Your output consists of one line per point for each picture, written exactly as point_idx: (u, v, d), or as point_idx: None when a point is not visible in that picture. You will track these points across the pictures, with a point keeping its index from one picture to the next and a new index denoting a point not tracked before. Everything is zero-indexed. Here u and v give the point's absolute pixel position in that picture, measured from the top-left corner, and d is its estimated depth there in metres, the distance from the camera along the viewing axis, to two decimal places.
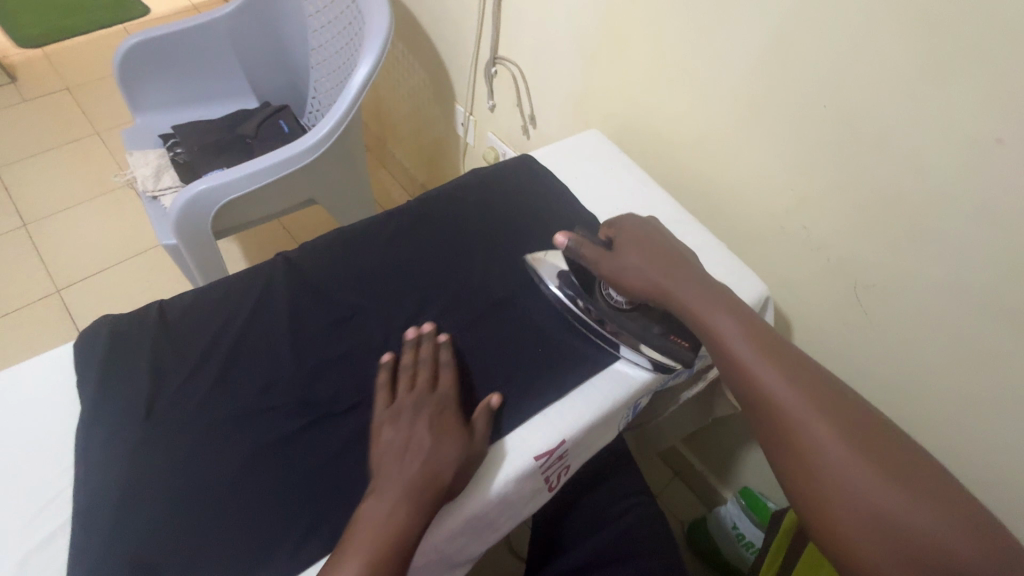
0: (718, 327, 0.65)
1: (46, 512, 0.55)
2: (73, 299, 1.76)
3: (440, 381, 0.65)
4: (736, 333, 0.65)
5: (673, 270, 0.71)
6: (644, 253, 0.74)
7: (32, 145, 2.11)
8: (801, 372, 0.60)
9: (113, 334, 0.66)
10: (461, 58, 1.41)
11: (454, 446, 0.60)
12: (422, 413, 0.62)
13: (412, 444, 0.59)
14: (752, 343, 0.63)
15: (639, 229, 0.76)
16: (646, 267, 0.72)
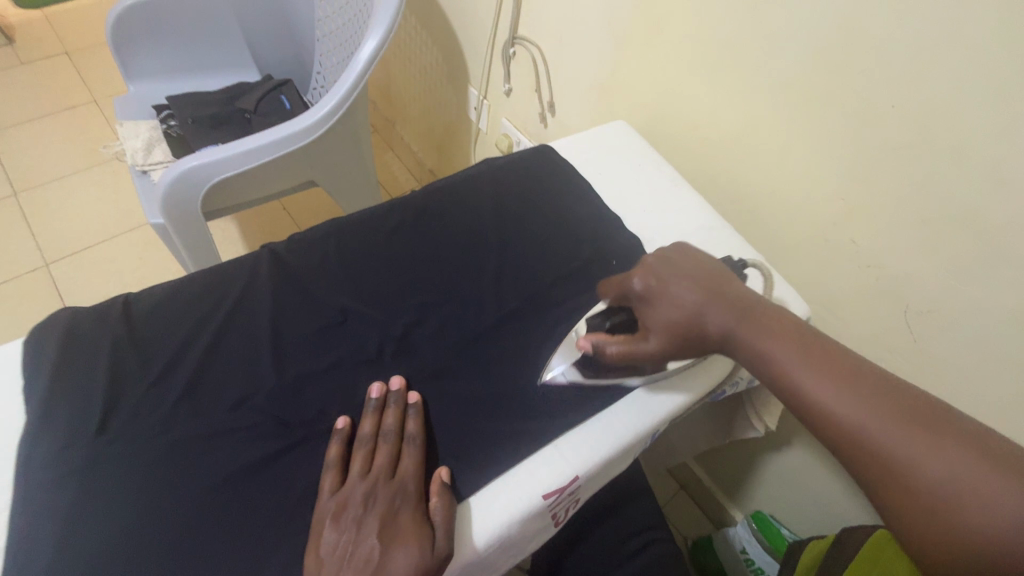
0: (761, 343, 0.52)
1: None
2: (62, 272, 1.69)
3: (400, 464, 0.54)
4: (773, 339, 0.52)
5: (697, 287, 0.57)
6: (671, 308, 0.57)
7: (27, 110, 2.02)
8: (854, 372, 0.48)
9: (71, 331, 0.58)
10: (476, 36, 1.31)
11: (407, 554, 0.47)
12: (373, 505, 0.50)
13: (357, 550, 0.48)
14: (791, 343, 0.52)
15: (684, 262, 0.59)
16: (714, 320, 0.55)
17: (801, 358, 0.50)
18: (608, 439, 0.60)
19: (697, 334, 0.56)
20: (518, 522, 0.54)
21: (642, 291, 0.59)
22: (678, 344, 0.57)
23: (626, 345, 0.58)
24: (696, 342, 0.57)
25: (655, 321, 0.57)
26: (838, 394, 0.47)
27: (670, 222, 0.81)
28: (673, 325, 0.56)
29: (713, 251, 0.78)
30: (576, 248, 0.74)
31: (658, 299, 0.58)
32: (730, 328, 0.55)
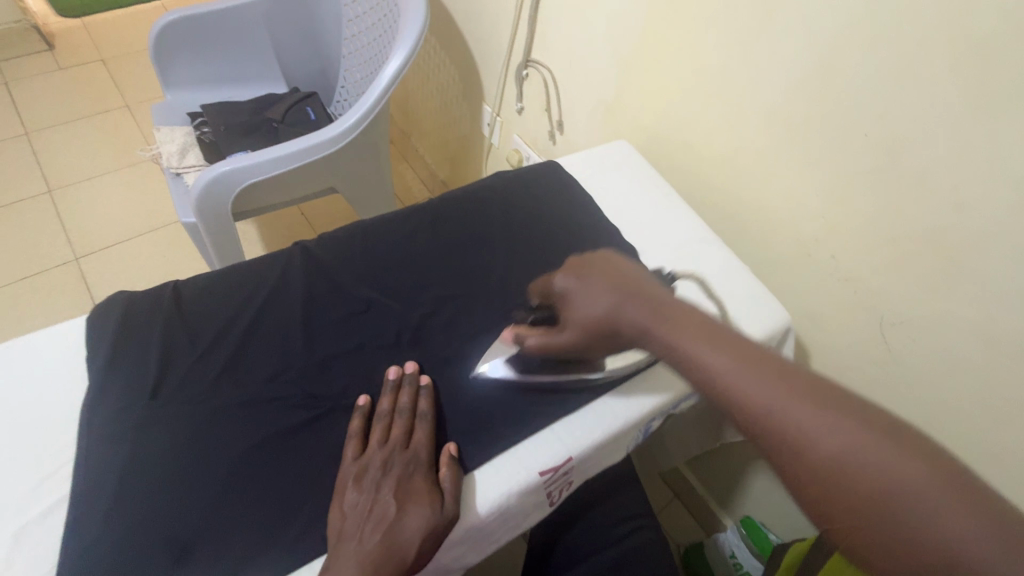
0: (677, 340, 0.58)
1: (42, 488, 0.55)
2: (91, 267, 1.78)
3: (414, 437, 0.60)
4: (688, 336, 0.58)
5: (611, 287, 0.63)
6: (584, 308, 0.64)
7: (64, 113, 2.14)
8: (763, 363, 0.53)
9: (127, 311, 0.66)
10: (492, 58, 1.40)
11: (419, 512, 0.54)
12: (391, 470, 0.57)
13: (375, 507, 0.54)
14: (698, 338, 0.57)
15: (599, 264, 0.66)
16: (625, 313, 0.61)
17: (716, 350, 0.56)
18: (601, 425, 0.66)
19: (612, 332, 0.62)
20: (518, 494, 0.61)
21: (562, 294, 0.66)
22: (589, 341, 0.64)
23: (544, 338, 0.65)
24: (607, 336, 0.63)
25: (571, 316, 0.65)
26: (754, 384, 0.52)
27: (666, 235, 0.88)
28: (586, 323, 0.63)
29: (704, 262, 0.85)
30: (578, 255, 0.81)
31: (574, 300, 0.65)
32: (642, 322, 0.60)
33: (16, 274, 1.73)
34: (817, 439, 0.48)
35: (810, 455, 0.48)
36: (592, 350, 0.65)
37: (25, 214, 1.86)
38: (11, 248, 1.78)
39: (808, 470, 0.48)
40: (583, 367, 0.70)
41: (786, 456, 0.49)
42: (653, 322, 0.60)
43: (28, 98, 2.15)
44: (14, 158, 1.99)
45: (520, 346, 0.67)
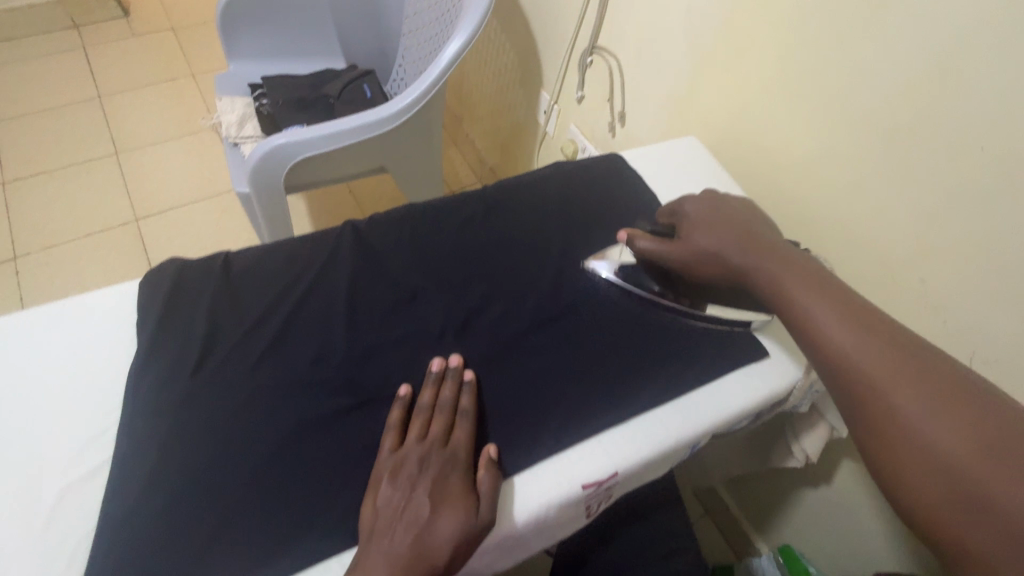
0: (777, 281, 0.59)
1: (88, 448, 0.55)
2: (149, 229, 1.84)
3: (452, 435, 0.58)
4: (790, 278, 0.59)
5: (733, 228, 0.65)
6: (705, 237, 0.66)
7: (133, 79, 2.21)
8: (855, 306, 0.54)
9: (179, 280, 0.65)
10: (554, 43, 1.35)
11: (452, 517, 0.51)
12: (428, 468, 0.54)
13: (409, 507, 0.52)
14: (800, 280, 0.58)
15: (725, 207, 0.69)
16: (744, 249, 0.64)
17: (813, 294, 0.56)
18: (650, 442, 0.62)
19: (720, 265, 0.65)
20: (556, 508, 0.57)
21: (686, 220, 0.69)
22: (698, 260, 0.66)
23: (655, 241, 0.68)
24: (716, 266, 0.65)
25: (684, 237, 0.67)
26: (840, 329, 0.52)
27: None
28: (702, 249, 0.66)
29: None
30: None
31: (695, 229, 0.67)
32: (750, 262, 0.62)
33: (82, 231, 1.81)
34: (898, 381, 0.47)
35: (885, 398, 0.48)
36: (694, 275, 0.67)
37: (92, 174, 1.94)
38: (79, 205, 1.86)
39: (880, 411, 0.47)
40: (636, 377, 0.65)
41: (861, 398, 0.49)
42: (764, 261, 0.62)
43: (103, 62, 2.25)
44: (87, 119, 2.08)
45: (632, 246, 0.70)
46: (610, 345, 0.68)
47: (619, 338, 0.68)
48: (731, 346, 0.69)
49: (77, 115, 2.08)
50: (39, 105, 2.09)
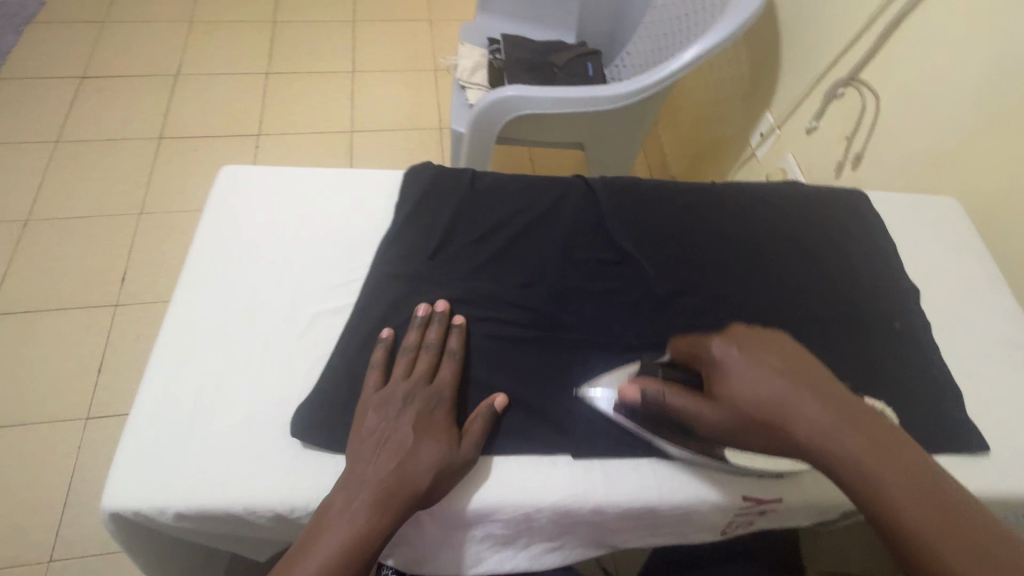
0: (849, 457, 0.46)
1: (338, 290, 0.66)
2: (358, 141, 2.10)
3: (436, 373, 0.60)
4: (871, 458, 0.46)
5: (784, 376, 0.50)
6: (748, 391, 0.50)
7: (383, 13, 2.51)
8: (947, 507, 0.44)
9: (434, 178, 0.74)
10: (800, 65, 1.27)
11: (436, 448, 0.54)
12: (410, 403, 0.56)
13: (391, 437, 0.54)
14: (874, 458, 0.46)
15: (766, 338, 0.53)
16: (809, 415, 0.48)
17: (893, 477, 0.45)
18: (790, 476, 0.59)
19: (777, 434, 0.48)
20: (713, 505, 0.58)
21: (714, 362, 0.53)
22: (740, 432, 0.50)
23: (682, 394, 0.53)
24: (768, 435, 0.49)
25: (719, 393, 0.51)
26: (936, 536, 0.43)
27: (968, 324, 0.73)
28: (744, 410, 0.49)
29: (1010, 372, 0.69)
30: (857, 300, 0.71)
31: (732, 375, 0.51)
32: (821, 430, 0.47)
33: (310, 127, 2.12)
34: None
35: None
36: (734, 442, 0.51)
37: (331, 83, 2.26)
38: (313, 106, 2.18)
39: None
40: None
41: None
42: (844, 434, 0.47)
43: None
44: (340, 38, 2.40)
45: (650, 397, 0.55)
46: None
47: None
48: (939, 426, 0.63)
49: (333, 32, 2.42)
50: (309, 17, 2.45)
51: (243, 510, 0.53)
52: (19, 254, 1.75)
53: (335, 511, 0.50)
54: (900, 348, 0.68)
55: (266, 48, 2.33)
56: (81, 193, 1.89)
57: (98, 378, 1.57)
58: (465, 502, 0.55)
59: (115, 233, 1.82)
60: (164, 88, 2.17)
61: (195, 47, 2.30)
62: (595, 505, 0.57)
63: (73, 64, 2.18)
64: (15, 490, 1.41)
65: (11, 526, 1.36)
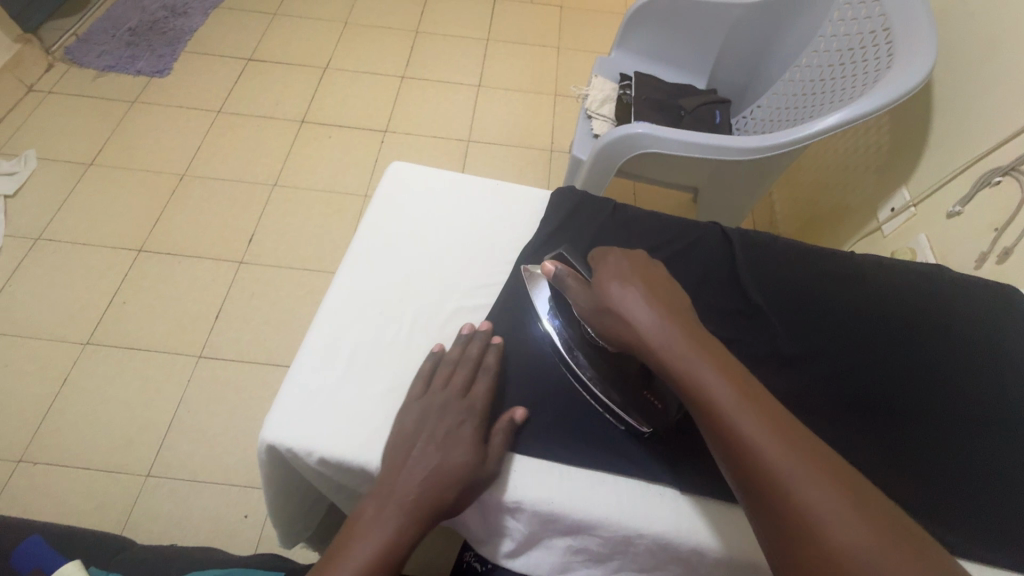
0: (667, 336, 0.54)
1: (479, 291, 0.73)
2: (473, 152, 2.22)
3: (472, 387, 0.63)
4: (691, 342, 0.53)
5: (640, 280, 0.59)
6: (608, 285, 0.60)
7: (516, 36, 2.64)
8: (751, 390, 0.50)
9: (578, 204, 0.80)
10: (951, 146, 1.21)
11: (461, 460, 0.56)
12: (440, 417, 0.59)
13: (421, 448, 0.57)
14: (695, 343, 0.53)
15: (641, 259, 0.62)
16: (646, 304, 0.56)
17: (711, 361, 0.52)
18: None
19: (620, 315, 0.57)
20: None
21: (595, 267, 0.63)
22: (598, 316, 0.60)
23: (572, 281, 0.64)
24: (617, 319, 0.58)
25: (591, 284, 0.61)
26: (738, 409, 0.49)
27: None
28: (602, 297, 0.59)
29: None
30: (996, 399, 0.68)
31: (603, 274, 0.61)
32: (649, 319, 0.56)
33: (432, 132, 2.27)
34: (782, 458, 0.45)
35: (770, 474, 0.45)
36: (599, 328, 0.60)
37: (457, 95, 2.40)
38: (438, 113, 2.33)
39: (784, 507, 0.44)
40: (949, 515, 0.61)
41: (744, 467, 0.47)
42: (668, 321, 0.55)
43: (501, 15, 2.72)
44: (472, 53, 2.56)
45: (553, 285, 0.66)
46: (934, 465, 0.64)
47: (949, 466, 0.64)
48: None
49: (467, 47, 2.58)
50: (448, 31, 2.64)
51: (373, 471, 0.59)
52: (172, 204, 2.00)
53: (366, 518, 0.52)
54: None
55: (405, 55, 2.53)
56: (229, 160, 2.14)
57: (214, 324, 1.76)
58: (572, 514, 0.59)
59: (251, 199, 2.04)
60: (313, 79, 2.41)
61: (345, 46, 2.53)
62: (694, 546, 0.58)
63: (243, 48, 2.48)
64: (133, 409, 1.59)
65: (124, 439, 1.55)
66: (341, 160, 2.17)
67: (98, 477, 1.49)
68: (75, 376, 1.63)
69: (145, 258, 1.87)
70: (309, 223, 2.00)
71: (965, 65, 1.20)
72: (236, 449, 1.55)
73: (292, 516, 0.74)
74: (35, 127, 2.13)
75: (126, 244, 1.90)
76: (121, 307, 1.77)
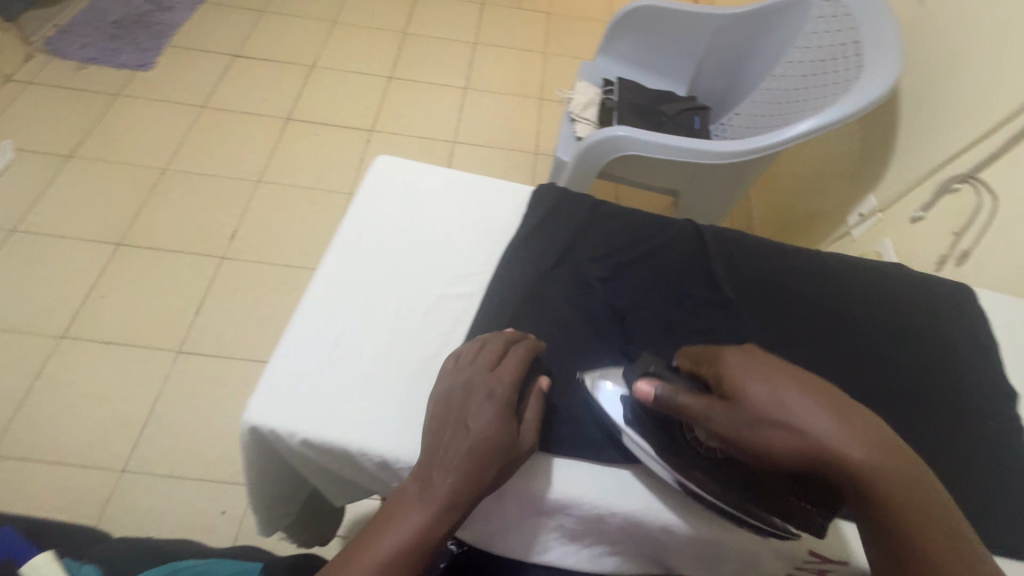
0: (856, 459, 0.49)
1: (461, 281, 0.75)
2: (459, 152, 2.25)
3: (502, 363, 0.62)
4: (878, 464, 0.49)
5: (798, 388, 0.52)
6: (765, 395, 0.52)
7: (503, 39, 2.68)
8: (937, 512, 0.49)
9: (561, 200, 0.83)
10: (915, 155, 1.27)
11: (498, 429, 0.57)
12: (469, 391, 0.60)
13: (461, 423, 0.57)
14: (881, 464, 0.49)
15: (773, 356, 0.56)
16: (820, 419, 0.51)
17: (902, 485, 0.49)
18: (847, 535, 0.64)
19: (795, 433, 0.50)
20: (773, 550, 0.63)
21: (725, 369, 0.56)
22: (751, 433, 0.52)
23: (689, 397, 0.55)
24: (787, 437, 0.50)
25: (735, 398, 0.53)
26: (936, 542, 0.47)
27: None
28: (761, 411, 0.52)
29: None
30: (950, 391, 0.73)
31: (750, 380, 0.53)
32: (832, 439, 0.50)
33: (419, 131, 2.29)
34: (966, 573, 0.46)
35: None
36: (747, 448, 0.52)
37: (445, 95, 2.43)
38: (425, 113, 2.35)
39: None
40: None
41: None
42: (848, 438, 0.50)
43: (489, 18, 2.76)
44: (459, 56, 2.58)
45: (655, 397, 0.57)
46: None
47: None
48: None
49: (455, 50, 2.61)
50: (436, 33, 2.66)
51: (358, 450, 0.61)
52: (154, 198, 1.99)
53: (408, 499, 0.53)
54: (990, 444, 0.69)
55: (394, 55, 2.55)
56: (213, 155, 2.13)
57: (195, 319, 1.74)
58: (547, 493, 0.62)
59: (235, 194, 2.03)
60: (300, 76, 2.41)
61: (333, 44, 2.54)
62: (665, 524, 0.62)
63: (229, 43, 2.47)
64: (110, 402, 1.57)
65: (100, 434, 1.52)
66: (327, 158, 2.17)
67: (73, 472, 1.46)
68: (50, 368, 1.61)
69: (125, 252, 1.85)
70: (294, 220, 1.99)
71: (929, 78, 1.26)
72: (215, 444, 1.54)
73: (271, 501, 0.74)
74: (14, 118, 2.09)
75: (106, 238, 1.87)
76: (99, 301, 1.74)
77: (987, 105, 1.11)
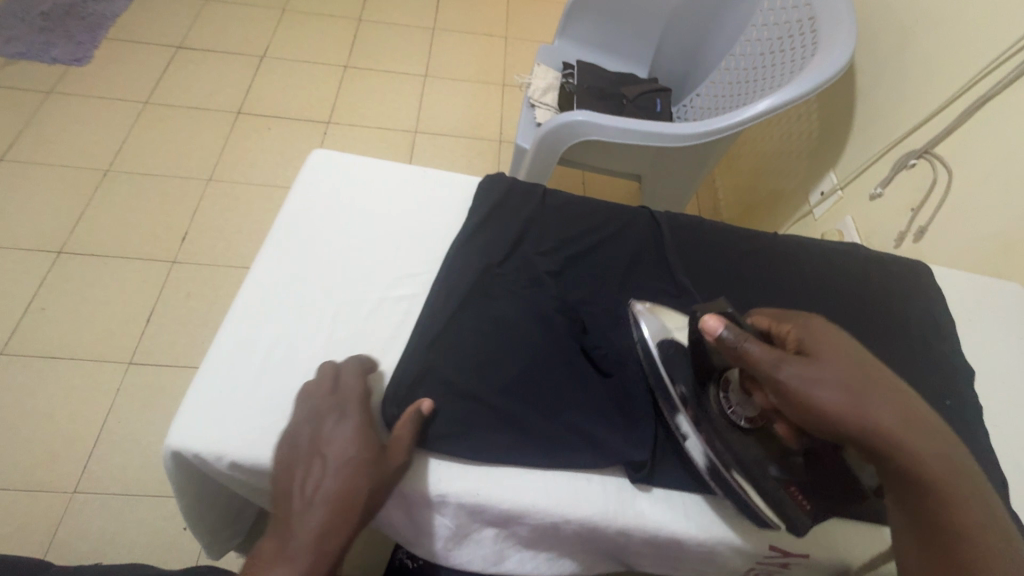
0: (910, 442, 0.50)
1: (403, 281, 0.71)
2: (419, 142, 2.18)
3: (347, 386, 0.60)
4: (929, 453, 0.50)
5: (869, 369, 0.54)
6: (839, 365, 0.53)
7: (462, 24, 2.60)
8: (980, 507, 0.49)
9: (509, 192, 0.79)
10: (873, 132, 1.27)
11: (362, 453, 0.55)
12: (318, 421, 0.57)
13: (315, 458, 0.54)
14: (934, 452, 0.51)
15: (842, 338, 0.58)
16: (887, 403, 0.52)
17: (951, 476, 0.50)
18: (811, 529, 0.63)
19: (861, 404, 0.51)
20: (734, 546, 0.62)
21: (805, 333, 0.56)
22: (822, 388, 0.52)
23: (758, 344, 0.54)
24: (854, 405, 0.51)
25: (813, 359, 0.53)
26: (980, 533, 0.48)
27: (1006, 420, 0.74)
28: (839, 375, 0.52)
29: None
30: (907, 371, 0.72)
31: (825, 349, 0.54)
32: (894, 422, 0.51)
33: (377, 122, 2.21)
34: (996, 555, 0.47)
35: None
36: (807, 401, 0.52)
37: (403, 84, 2.35)
38: (383, 103, 2.27)
39: None
40: None
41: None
42: (906, 425, 0.51)
43: (446, 3, 2.67)
44: (417, 43, 2.50)
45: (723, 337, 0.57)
46: None
47: None
48: None
49: (412, 36, 2.52)
50: (392, 19, 2.57)
51: None
52: (95, 201, 1.87)
53: (273, 550, 0.50)
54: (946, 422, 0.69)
55: (348, 43, 2.44)
56: (158, 153, 2.01)
57: (145, 328, 1.65)
58: (502, 504, 0.59)
59: (184, 194, 1.93)
60: (249, 67, 2.30)
61: (283, 33, 2.43)
62: (623, 524, 0.60)
63: (171, 34, 2.33)
64: (56, 420, 1.49)
65: (46, 454, 1.44)
66: (281, 153, 2.08)
67: (17, 497, 1.38)
68: None
69: (66, 259, 1.74)
70: (248, 220, 1.91)
71: (885, 52, 1.25)
72: None
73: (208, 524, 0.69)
74: None
75: (43, 246, 1.76)
76: (39, 313, 1.64)
77: (942, 79, 1.10)
